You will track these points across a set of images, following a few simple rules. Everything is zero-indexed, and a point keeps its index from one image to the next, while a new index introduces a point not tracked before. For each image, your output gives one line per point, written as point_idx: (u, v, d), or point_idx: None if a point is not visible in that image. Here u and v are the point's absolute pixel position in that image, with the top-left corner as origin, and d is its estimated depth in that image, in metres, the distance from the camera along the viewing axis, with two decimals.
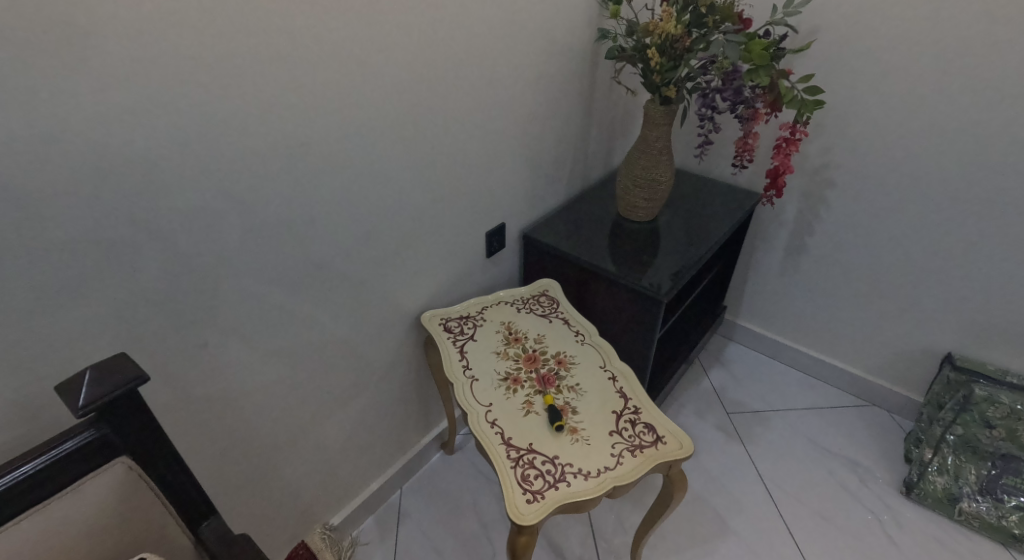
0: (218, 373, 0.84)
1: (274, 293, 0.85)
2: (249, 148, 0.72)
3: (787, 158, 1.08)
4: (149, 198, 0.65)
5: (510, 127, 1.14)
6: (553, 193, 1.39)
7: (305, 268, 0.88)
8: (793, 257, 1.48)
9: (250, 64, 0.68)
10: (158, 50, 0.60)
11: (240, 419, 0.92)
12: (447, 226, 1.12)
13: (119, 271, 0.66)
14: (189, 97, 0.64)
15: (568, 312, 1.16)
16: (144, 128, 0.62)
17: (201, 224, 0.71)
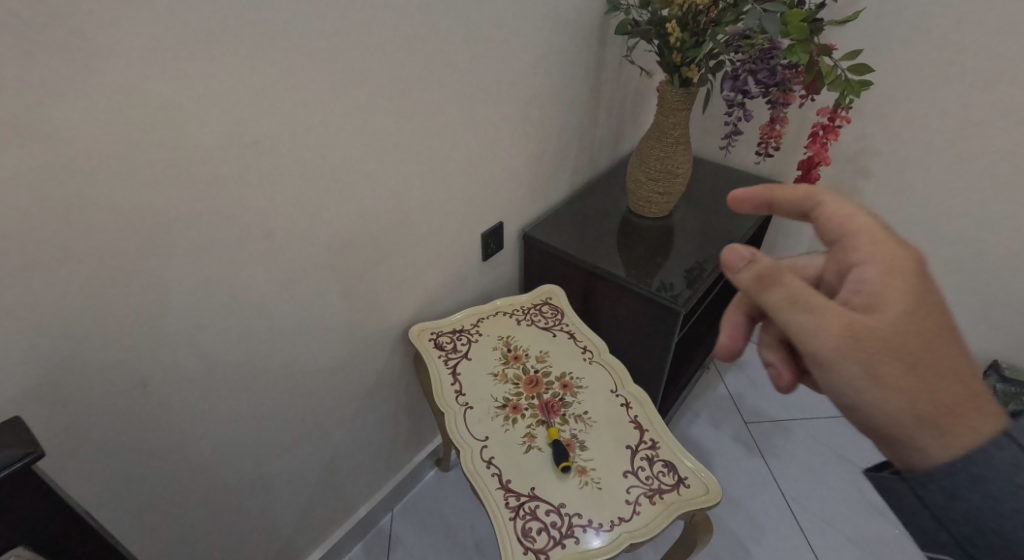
0: (168, 412, 0.71)
1: (232, 318, 0.73)
2: (188, 150, 0.58)
3: (825, 147, 0.92)
4: (58, 216, 0.52)
5: (508, 115, 1.00)
6: (556, 187, 1.25)
7: (270, 286, 0.75)
8: (820, 253, 1.35)
9: (184, 46, 0.54)
10: (56, 26, 0.46)
11: (200, 459, 0.80)
12: (438, 228, 0.99)
13: (25, 306, 0.53)
14: (102, 87, 0.50)
15: (574, 324, 1.04)
16: (44, 128, 0.48)
17: (131, 244, 0.58)
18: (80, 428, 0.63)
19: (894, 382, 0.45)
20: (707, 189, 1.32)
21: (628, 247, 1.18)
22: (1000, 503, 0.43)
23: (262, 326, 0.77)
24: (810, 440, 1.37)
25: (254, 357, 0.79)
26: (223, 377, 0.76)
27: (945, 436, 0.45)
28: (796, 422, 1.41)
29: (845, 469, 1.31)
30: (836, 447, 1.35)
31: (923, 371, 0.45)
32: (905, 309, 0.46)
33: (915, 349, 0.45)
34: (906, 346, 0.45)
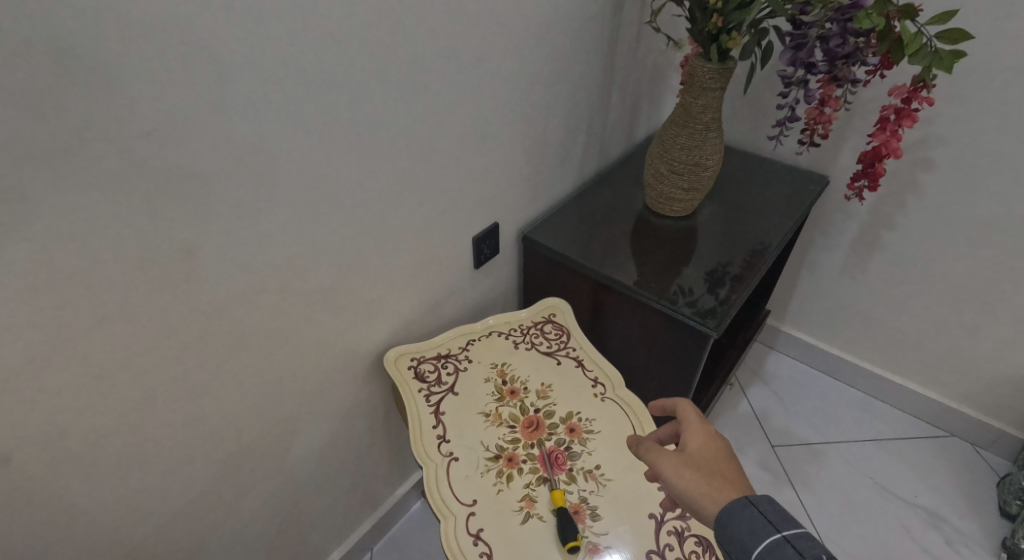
0: (61, 484, 0.55)
1: (147, 363, 0.56)
2: (53, 147, 0.41)
3: (896, 136, 0.74)
4: None
5: (505, 98, 0.83)
6: (561, 180, 1.07)
7: (198, 317, 0.58)
8: (863, 256, 1.18)
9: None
10: None
11: (117, 530, 0.64)
12: (420, 233, 0.81)
13: None
14: None
15: (582, 348, 0.87)
16: None
17: None
18: None
19: (699, 477, 0.51)
20: (734, 183, 1.14)
21: (644, 252, 1.00)
22: None
23: (189, 366, 0.60)
24: (846, 467, 1.21)
25: (182, 404, 0.62)
26: (140, 432, 0.59)
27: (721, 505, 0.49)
28: (829, 445, 1.25)
29: (888, 503, 1.15)
30: (876, 476, 1.19)
31: (714, 470, 0.52)
32: (708, 438, 0.55)
33: (720, 466, 0.53)
34: (717, 464, 0.53)
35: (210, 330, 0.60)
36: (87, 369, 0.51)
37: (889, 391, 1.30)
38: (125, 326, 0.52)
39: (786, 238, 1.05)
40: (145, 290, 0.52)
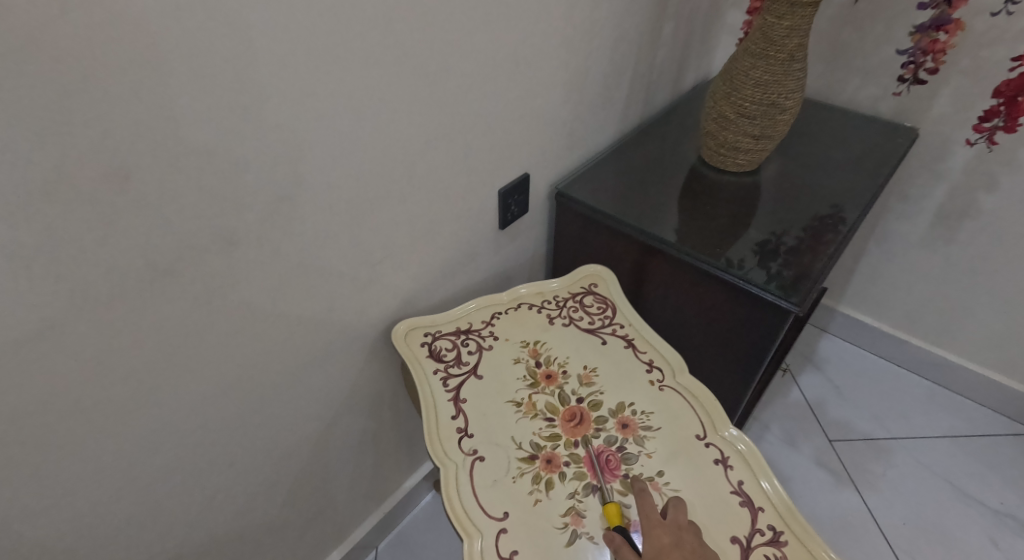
0: None
1: (74, 333, 0.41)
2: None
3: None
4: None
5: (547, 12, 0.66)
6: (601, 128, 0.91)
7: (144, 269, 0.43)
8: (949, 224, 1.01)
9: None
10: None
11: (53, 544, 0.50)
12: (437, 176, 0.66)
13: None
14: None
15: (631, 325, 0.72)
16: None
17: None
18: None
19: None
20: (802, 136, 0.97)
21: (700, 213, 0.84)
22: None
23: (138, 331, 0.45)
24: (916, 467, 1.06)
25: (132, 382, 0.47)
26: (75, 419, 0.45)
27: None
28: (896, 442, 1.10)
29: (968, 508, 1.00)
30: (952, 478, 1.04)
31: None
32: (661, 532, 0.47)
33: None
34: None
35: (165, 285, 0.44)
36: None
37: (963, 380, 1.14)
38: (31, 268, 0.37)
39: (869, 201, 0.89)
40: (58, 218, 0.37)
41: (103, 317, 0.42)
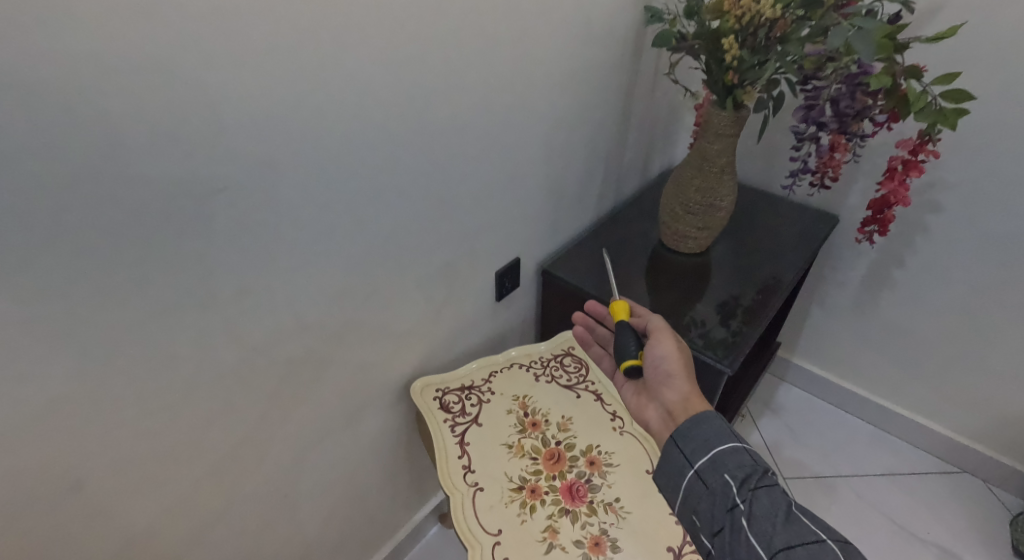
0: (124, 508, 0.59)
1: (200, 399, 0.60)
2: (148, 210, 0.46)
3: (904, 185, 0.78)
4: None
5: (532, 144, 0.88)
6: (579, 216, 1.11)
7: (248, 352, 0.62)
8: (873, 293, 1.21)
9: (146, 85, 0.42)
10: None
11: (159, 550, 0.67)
12: (448, 268, 0.85)
13: None
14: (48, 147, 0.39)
15: (600, 382, 0.90)
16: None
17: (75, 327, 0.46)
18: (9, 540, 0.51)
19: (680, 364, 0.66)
20: (747, 219, 1.18)
21: (659, 286, 1.03)
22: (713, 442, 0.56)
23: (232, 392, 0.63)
24: (857, 501, 1.23)
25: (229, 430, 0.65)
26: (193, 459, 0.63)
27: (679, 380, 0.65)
28: (840, 478, 1.27)
29: (901, 537, 1.17)
30: (887, 510, 1.22)
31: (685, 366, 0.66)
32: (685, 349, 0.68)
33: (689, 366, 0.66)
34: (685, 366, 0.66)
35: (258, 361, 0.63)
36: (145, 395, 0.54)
37: (898, 421, 1.33)
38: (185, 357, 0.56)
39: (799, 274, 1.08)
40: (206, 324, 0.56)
41: (222, 385, 0.61)
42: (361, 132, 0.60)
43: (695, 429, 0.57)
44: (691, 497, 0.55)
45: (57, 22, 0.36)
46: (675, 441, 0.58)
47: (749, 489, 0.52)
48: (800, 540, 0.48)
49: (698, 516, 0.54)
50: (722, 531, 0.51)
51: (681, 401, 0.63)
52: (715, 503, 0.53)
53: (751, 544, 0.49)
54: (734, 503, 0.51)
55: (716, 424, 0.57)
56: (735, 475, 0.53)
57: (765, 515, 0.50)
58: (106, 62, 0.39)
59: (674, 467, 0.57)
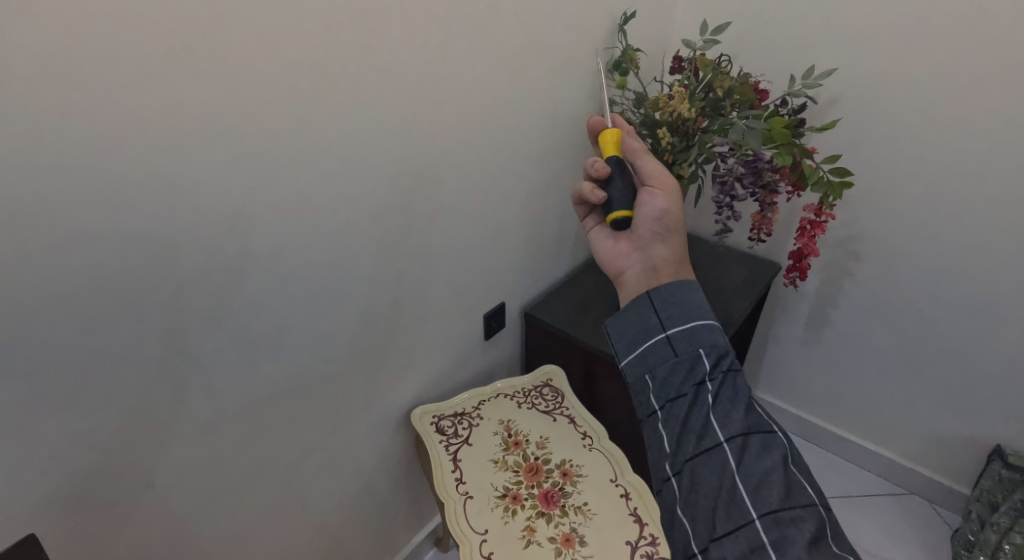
0: (177, 493, 0.75)
1: (239, 404, 0.77)
2: (223, 261, 0.66)
3: (813, 240, 0.96)
4: (125, 321, 0.60)
5: (515, 208, 1.07)
6: (558, 266, 1.29)
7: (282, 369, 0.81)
8: (817, 328, 1.40)
9: (234, 177, 0.62)
10: (163, 178, 0.56)
11: (199, 538, 0.82)
12: (445, 310, 1.03)
13: (73, 400, 0.59)
14: (179, 217, 0.59)
15: (574, 407, 1.05)
16: (128, 247, 0.57)
17: (172, 340, 0.65)
18: (98, 503, 0.67)
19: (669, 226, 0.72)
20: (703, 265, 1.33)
21: None
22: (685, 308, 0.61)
23: (255, 407, 0.80)
24: None
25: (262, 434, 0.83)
26: (233, 453, 0.80)
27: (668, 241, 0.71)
28: None
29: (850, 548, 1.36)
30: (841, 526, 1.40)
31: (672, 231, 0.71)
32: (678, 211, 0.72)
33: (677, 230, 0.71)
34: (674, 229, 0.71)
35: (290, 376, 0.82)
36: (185, 407, 0.71)
37: (850, 445, 1.51)
38: (243, 366, 0.75)
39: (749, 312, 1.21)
40: (255, 343, 0.75)
41: (263, 392, 0.80)
42: (376, 204, 0.80)
43: (678, 297, 0.62)
44: (654, 355, 0.59)
45: (205, 148, 0.58)
46: (655, 302, 0.62)
47: (720, 371, 0.57)
48: (752, 425, 0.54)
49: (658, 379, 0.58)
50: (683, 397, 0.56)
51: (668, 260, 0.69)
52: (684, 374, 0.57)
53: (709, 418, 0.55)
54: (703, 380, 0.56)
55: (699, 297, 0.61)
56: (709, 352, 0.57)
57: (726, 401, 0.55)
58: (223, 164, 0.61)
59: (646, 323, 0.62)
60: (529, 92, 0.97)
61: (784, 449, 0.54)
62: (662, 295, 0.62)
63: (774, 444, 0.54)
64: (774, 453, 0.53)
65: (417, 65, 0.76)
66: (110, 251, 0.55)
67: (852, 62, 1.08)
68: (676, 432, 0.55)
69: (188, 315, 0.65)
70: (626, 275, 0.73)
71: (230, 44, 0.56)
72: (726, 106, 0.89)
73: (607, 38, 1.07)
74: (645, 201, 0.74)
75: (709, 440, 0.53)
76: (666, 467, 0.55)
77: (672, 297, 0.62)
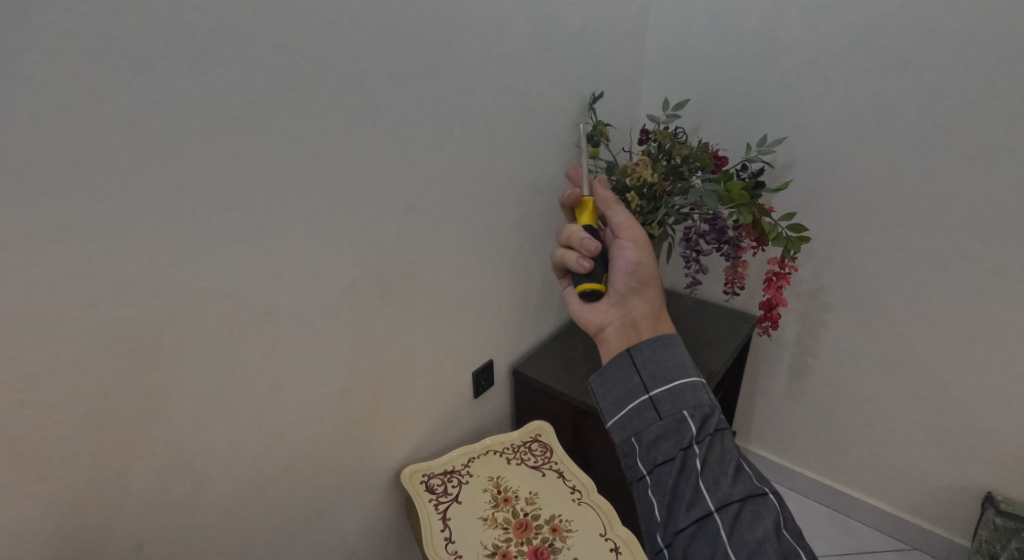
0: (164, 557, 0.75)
1: (230, 463, 0.79)
2: (222, 319, 0.71)
3: (780, 290, 1.03)
4: (127, 377, 0.64)
5: (501, 268, 1.14)
6: (544, 324, 1.34)
7: (278, 426, 0.84)
8: (799, 379, 1.44)
9: (234, 242, 0.69)
10: (172, 244, 0.64)
11: None
12: (435, 367, 1.07)
13: (72, 454, 0.63)
14: (184, 279, 0.66)
15: (562, 462, 1.07)
16: (135, 305, 0.63)
17: (170, 396, 0.69)
18: None
19: (644, 278, 0.76)
20: (686, 317, 1.37)
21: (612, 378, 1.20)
22: (669, 369, 0.65)
23: (248, 464, 0.82)
24: None
25: (251, 495, 0.84)
26: (222, 516, 0.81)
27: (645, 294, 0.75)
28: None
29: None
30: None
31: (647, 283, 0.76)
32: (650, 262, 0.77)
33: (651, 283, 0.76)
34: (649, 281, 0.76)
35: (281, 433, 0.85)
36: (179, 465, 0.73)
37: (847, 499, 1.50)
38: (236, 425, 0.78)
39: (733, 361, 1.25)
40: (249, 400, 0.78)
41: (254, 452, 0.82)
42: (366, 265, 0.87)
43: (658, 356, 0.66)
44: (639, 419, 0.63)
45: (210, 217, 0.66)
46: (636, 362, 0.66)
47: (707, 434, 0.61)
48: (742, 490, 0.58)
49: (645, 444, 0.62)
50: (671, 461, 0.60)
51: (646, 314, 0.73)
52: (670, 439, 0.61)
53: (698, 485, 0.58)
54: (690, 445, 0.60)
55: (678, 355, 0.66)
56: (693, 415, 0.61)
57: (716, 463, 0.59)
58: (225, 231, 0.68)
59: (630, 383, 0.66)
60: (508, 163, 1.06)
61: (776, 514, 0.57)
62: (642, 354, 0.67)
63: (765, 509, 0.57)
64: (765, 520, 0.56)
65: (403, 141, 0.85)
66: (118, 310, 0.61)
67: (800, 131, 1.20)
68: (666, 499, 0.59)
69: (185, 371, 0.70)
70: (606, 329, 0.75)
71: (238, 128, 0.65)
72: (685, 171, 0.99)
73: (578, 115, 1.19)
74: (619, 254, 0.80)
75: (699, 508, 0.57)
76: (660, 537, 0.59)
77: (652, 359, 0.66)
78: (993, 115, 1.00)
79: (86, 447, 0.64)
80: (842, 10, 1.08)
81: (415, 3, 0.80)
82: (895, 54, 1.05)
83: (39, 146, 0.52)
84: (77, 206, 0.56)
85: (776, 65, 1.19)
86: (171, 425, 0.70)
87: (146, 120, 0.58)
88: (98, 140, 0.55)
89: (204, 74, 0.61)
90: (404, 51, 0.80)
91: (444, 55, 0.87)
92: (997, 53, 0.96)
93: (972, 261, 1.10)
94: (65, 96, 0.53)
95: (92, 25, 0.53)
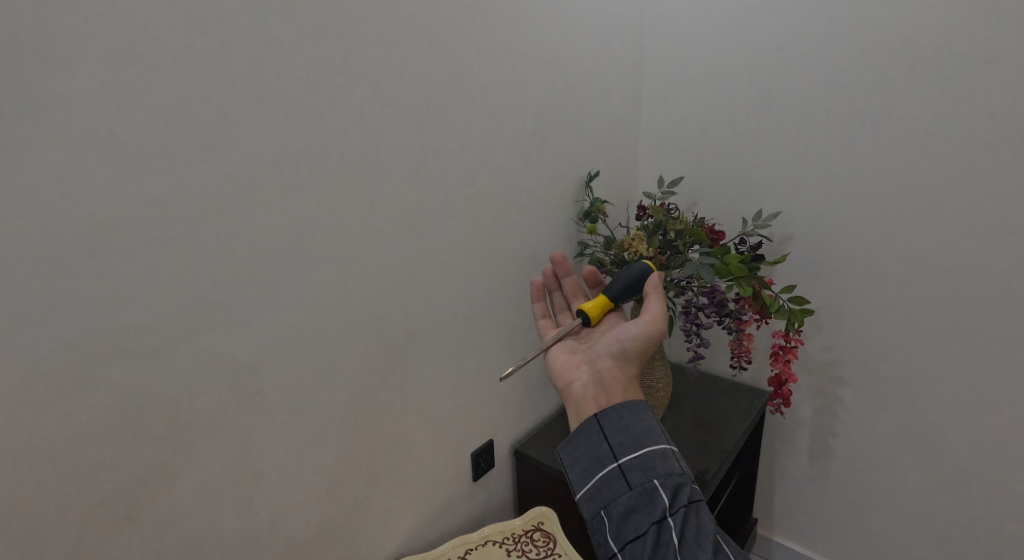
0: None
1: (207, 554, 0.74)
2: (211, 395, 0.70)
3: (788, 364, 1.00)
4: (106, 456, 0.62)
5: (501, 343, 1.13)
6: (547, 401, 1.30)
7: (262, 513, 0.79)
8: (819, 459, 1.36)
9: (229, 317, 0.70)
10: (164, 319, 0.64)
11: None
12: (431, 446, 1.03)
13: (37, 540, 0.59)
14: (175, 355, 0.66)
15: (566, 554, 0.99)
16: (123, 380, 0.62)
17: (148, 477, 0.66)
18: None
19: (635, 350, 0.71)
20: (696, 392, 1.32)
21: None
22: (640, 433, 0.61)
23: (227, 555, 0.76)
24: None
25: None
26: None
27: (627, 362, 0.71)
28: None
29: None
30: None
31: (636, 355, 0.72)
32: (649, 341, 0.72)
33: (641, 356, 0.72)
34: (639, 354, 0.72)
35: (265, 521, 0.80)
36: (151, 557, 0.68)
37: None
38: (213, 513, 0.73)
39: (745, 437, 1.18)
40: (233, 485, 0.75)
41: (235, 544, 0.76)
42: (361, 341, 0.86)
43: (625, 422, 0.63)
44: (609, 489, 0.59)
45: (205, 292, 0.67)
46: (604, 428, 0.63)
47: (680, 506, 0.56)
48: None
49: (615, 519, 0.58)
50: (643, 536, 0.56)
51: (617, 378, 0.70)
52: (642, 512, 0.57)
53: None
54: (663, 517, 0.56)
55: (646, 423, 0.62)
56: (665, 484, 0.57)
57: (694, 540, 0.55)
58: (219, 308, 0.69)
59: (598, 451, 0.62)
60: (506, 239, 1.08)
61: None
62: (609, 419, 0.63)
63: None
64: None
65: (401, 219, 0.88)
66: (107, 385, 0.61)
67: (794, 205, 1.23)
68: None
69: (169, 450, 0.67)
70: (574, 384, 0.73)
71: (239, 206, 0.68)
72: (680, 245, 1.00)
73: (576, 193, 1.23)
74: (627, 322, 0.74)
75: None
76: None
77: (619, 423, 0.63)
78: (980, 188, 1.02)
79: (58, 535, 0.61)
80: (821, 93, 1.14)
81: (415, 98, 0.86)
82: (877, 133, 1.09)
83: (45, 223, 0.55)
84: (77, 280, 0.58)
85: (764, 144, 1.24)
86: (148, 510, 0.67)
87: (141, 208, 0.61)
88: (105, 218, 0.58)
89: (204, 163, 0.64)
90: (403, 139, 0.86)
91: (443, 141, 0.92)
92: (976, 129, 1.00)
93: (984, 332, 1.07)
94: (76, 178, 0.56)
95: (113, 117, 0.58)
